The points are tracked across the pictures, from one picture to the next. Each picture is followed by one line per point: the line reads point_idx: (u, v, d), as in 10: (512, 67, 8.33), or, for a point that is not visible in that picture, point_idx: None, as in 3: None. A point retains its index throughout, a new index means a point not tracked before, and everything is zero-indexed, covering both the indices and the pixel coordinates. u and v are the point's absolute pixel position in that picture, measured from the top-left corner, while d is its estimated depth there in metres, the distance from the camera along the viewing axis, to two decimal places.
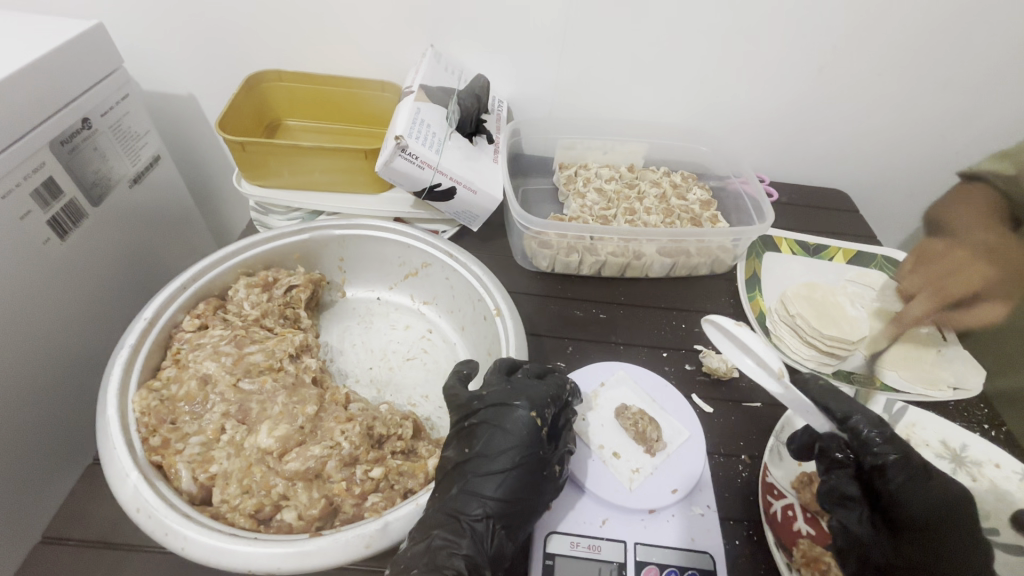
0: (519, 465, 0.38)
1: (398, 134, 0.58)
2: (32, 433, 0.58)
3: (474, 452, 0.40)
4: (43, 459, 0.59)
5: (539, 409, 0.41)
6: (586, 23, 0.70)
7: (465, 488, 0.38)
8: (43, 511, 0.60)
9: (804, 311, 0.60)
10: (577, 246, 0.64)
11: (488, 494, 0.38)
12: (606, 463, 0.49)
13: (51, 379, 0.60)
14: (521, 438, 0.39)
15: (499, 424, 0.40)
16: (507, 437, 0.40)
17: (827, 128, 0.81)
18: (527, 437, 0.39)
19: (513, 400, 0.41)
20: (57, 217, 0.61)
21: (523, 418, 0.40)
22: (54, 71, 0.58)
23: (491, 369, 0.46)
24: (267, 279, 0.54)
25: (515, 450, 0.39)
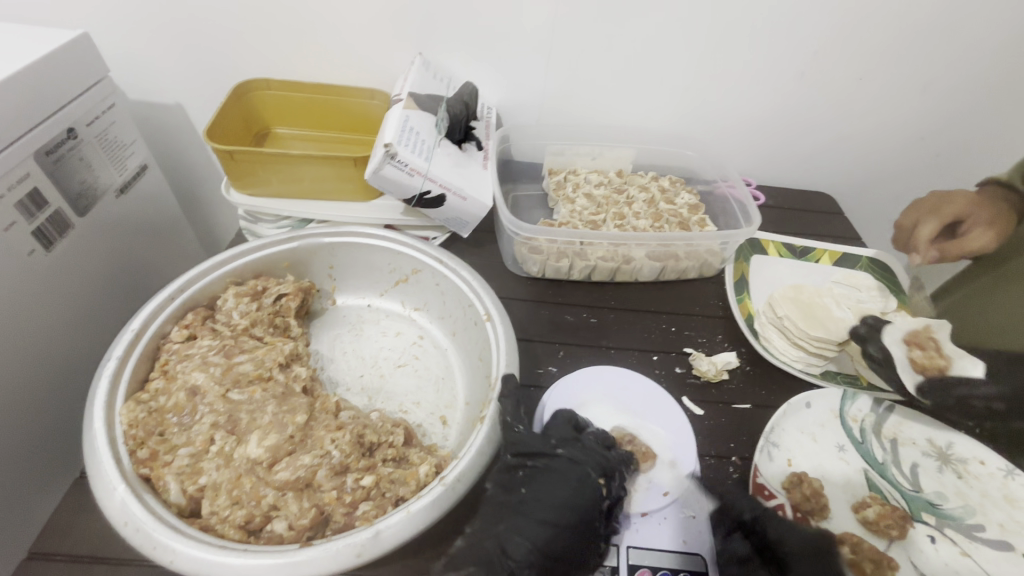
0: (576, 527, 0.39)
1: (387, 142, 0.58)
2: (14, 449, 0.57)
3: (529, 495, 0.41)
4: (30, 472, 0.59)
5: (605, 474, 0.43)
6: (572, 32, 0.71)
7: (514, 535, 0.38)
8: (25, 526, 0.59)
9: (791, 313, 0.60)
10: (567, 251, 0.65)
11: (538, 550, 0.38)
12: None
13: (35, 393, 0.59)
14: (583, 498, 0.41)
15: (566, 483, 0.41)
16: (566, 494, 0.41)
17: (810, 132, 0.83)
18: (591, 502, 0.41)
19: (583, 460, 0.43)
20: (42, 228, 0.61)
21: (593, 484, 0.42)
22: (41, 80, 0.59)
23: (562, 421, 0.47)
24: (256, 288, 0.53)
25: (574, 511, 0.40)
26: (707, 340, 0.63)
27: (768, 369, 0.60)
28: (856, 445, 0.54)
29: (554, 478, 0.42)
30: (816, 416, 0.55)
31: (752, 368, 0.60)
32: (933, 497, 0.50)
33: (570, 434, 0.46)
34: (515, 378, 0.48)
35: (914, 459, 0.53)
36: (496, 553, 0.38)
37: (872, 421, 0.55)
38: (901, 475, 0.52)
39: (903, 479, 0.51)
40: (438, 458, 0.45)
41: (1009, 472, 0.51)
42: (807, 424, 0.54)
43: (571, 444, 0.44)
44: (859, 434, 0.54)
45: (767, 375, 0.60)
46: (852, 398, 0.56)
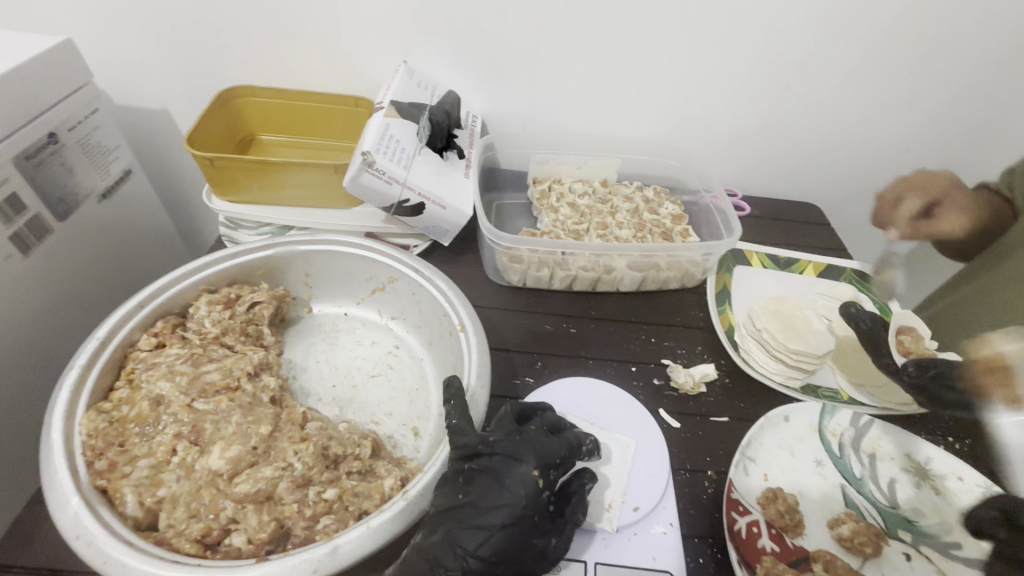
0: (515, 523, 0.38)
1: (365, 150, 0.58)
2: None
3: (468, 500, 0.39)
4: None
5: (544, 468, 0.42)
6: (556, 42, 0.71)
7: (456, 538, 0.37)
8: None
9: (771, 325, 0.59)
10: (547, 261, 0.64)
11: (482, 553, 0.37)
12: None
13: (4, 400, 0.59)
14: (522, 492, 0.40)
15: (504, 481, 0.40)
16: (505, 490, 0.40)
17: (795, 143, 0.83)
18: (529, 496, 0.40)
19: (521, 455, 0.42)
20: (20, 233, 0.61)
21: (530, 479, 0.40)
22: (21, 87, 0.59)
23: (501, 415, 0.46)
24: (229, 296, 0.53)
25: (514, 507, 0.39)
26: (687, 351, 0.63)
27: (747, 382, 0.60)
28: (834, 460, 0.53)
29: (492, 479, 0.40)
30: (794, 430, 0.54)
31: (731, 381, 0.60)
32: (911, 513, 0.50)
33: (509, 426, 0.44)
34: (486, 390, 0.47)
35: (892, 474, 0.52)
36: (440, 557, 0.37)
37: (851, 436, 0.54)
38: (878, 491, 0.51)
39: (880, 495, 0.51)
40: (406, 471, 0.44)
41: (987, 488, 0.49)
42: (785, 439, 0.54)
43: (510, 438, 0.43)
44: (838, 450, 0.54)
45: (747, 388, 0.59)
46: (832, 413, 0.55)
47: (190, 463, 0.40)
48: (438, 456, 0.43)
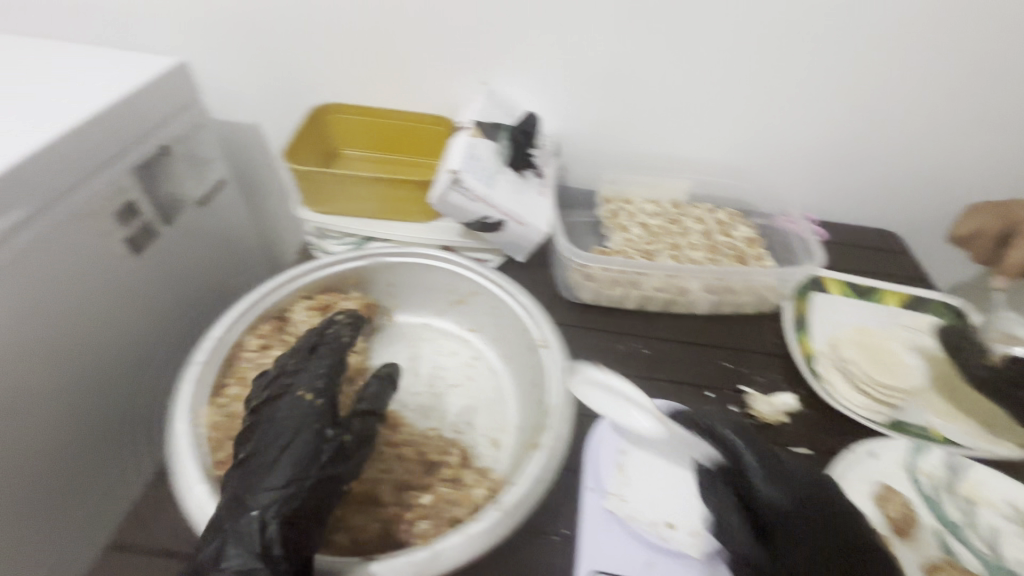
0: (291, 451, 0.39)
1: (453, 168, 0.61)
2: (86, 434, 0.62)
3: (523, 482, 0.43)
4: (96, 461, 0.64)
5: (313, 390, 0.43)
6: (632, 64, 0.73)
7: (259, 469, 0.39)
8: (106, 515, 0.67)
9: (857, 357, 0.59)
10: (621, 280, 0.65)
11: (271, 483, 0.37)
12: (605, 499, 0.47)
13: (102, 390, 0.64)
14: (307, 426, 0.40)
15: (275, 417, 0.41)
16: (293, 425, 0.41)
17: (877, 167, 0.80)
18: (303, 421, 0.41)
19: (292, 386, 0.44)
20: (133, 236, 0.67)
21: (298, 399, 0.42)
22: (141, 103, 0.65)
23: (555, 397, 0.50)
24: (324, 304, 0.57)
25: (293, 434, 0.40)
26: (764, 380, 0.61)
27: (830, 414, 0.58)
28: (927, 503, 0.51)
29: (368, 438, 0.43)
30: (883, 468, 0.52)
31: (812, 412, 0.58)
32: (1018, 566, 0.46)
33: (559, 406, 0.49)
34: (571, 406, 0.48)
35: (993, 523, 0.49)
36: (242, 496, 0.37)
37: (943, 477, 0.52)
38: (977, 539, 0.48)
39: (980, 543, 0.48)
40: (492, 481, 0.45)
41: None
42: (870, 474, 0.52)
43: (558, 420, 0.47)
44: (931, 491, 0.51)
45: (830, 421, 0.57)
46: (920, 451, 0.53)
47: (245, 415, 0.44)
48: (525, 468, 0.44)
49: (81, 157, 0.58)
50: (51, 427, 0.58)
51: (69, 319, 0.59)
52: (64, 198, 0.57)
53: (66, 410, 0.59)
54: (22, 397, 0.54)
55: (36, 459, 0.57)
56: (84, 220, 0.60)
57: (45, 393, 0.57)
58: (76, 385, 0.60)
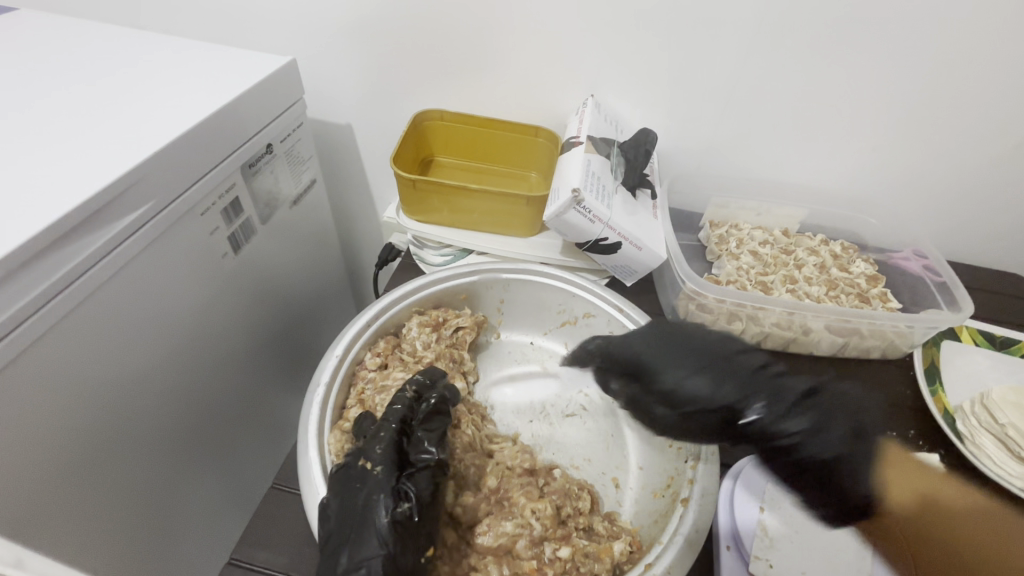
0: (363, 525, 0.35)
1: (575, 187, 0.57)
2: (178, 429, 0.62)
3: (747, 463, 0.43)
4: (181, 462, 0.64)
5: (382, 456, 0.39)
6: (756, 85, 0.68)
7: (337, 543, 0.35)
8: (193, 511, 0.67)
9: (1019, 422, 0.52)
10: (740, 313, 0.60)
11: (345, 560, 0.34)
12: (748, 562, 0.43)
13: (192, 389, 0.63)
14: (373, 498, 0.36)
15: (340, 491, 0.38)
16: (363, 496, 0.37)
17: (1015, 206, 0.73)
18: (367, 499, 0.36)
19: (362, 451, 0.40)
20: (235, 234, 0.66)
21: (364, 469, 0.38)
22: (255, 102, 0.64)
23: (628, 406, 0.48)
24: (437, 319, 0.54)
25: (362, 509, 0.36)
26: (899, 435, 0.56)
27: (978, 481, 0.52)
28: None
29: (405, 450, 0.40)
30: None
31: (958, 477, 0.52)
32: None
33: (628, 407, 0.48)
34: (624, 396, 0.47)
35: None
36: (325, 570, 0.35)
37: None
38: None
39: None
40: (629, 534, 0.43)
41: None
42: None
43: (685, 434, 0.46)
44: None
45: (979, 488, 0.52)
46: None
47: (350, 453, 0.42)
48: (672, 527, 0.41)
49: (202, 155, 0.57)
50: (149, 422, 0.58)
51: (172, 319, 0.58)
52: (183, 195, 0.56)
53: (159, 408, 0.59)
54: (127, 394, 0.54)
55: (138, 455, 0.57)
56: (196, 219, 0.59)
57: (147, 390, 0.57)
58: (171, 384, 0.60)
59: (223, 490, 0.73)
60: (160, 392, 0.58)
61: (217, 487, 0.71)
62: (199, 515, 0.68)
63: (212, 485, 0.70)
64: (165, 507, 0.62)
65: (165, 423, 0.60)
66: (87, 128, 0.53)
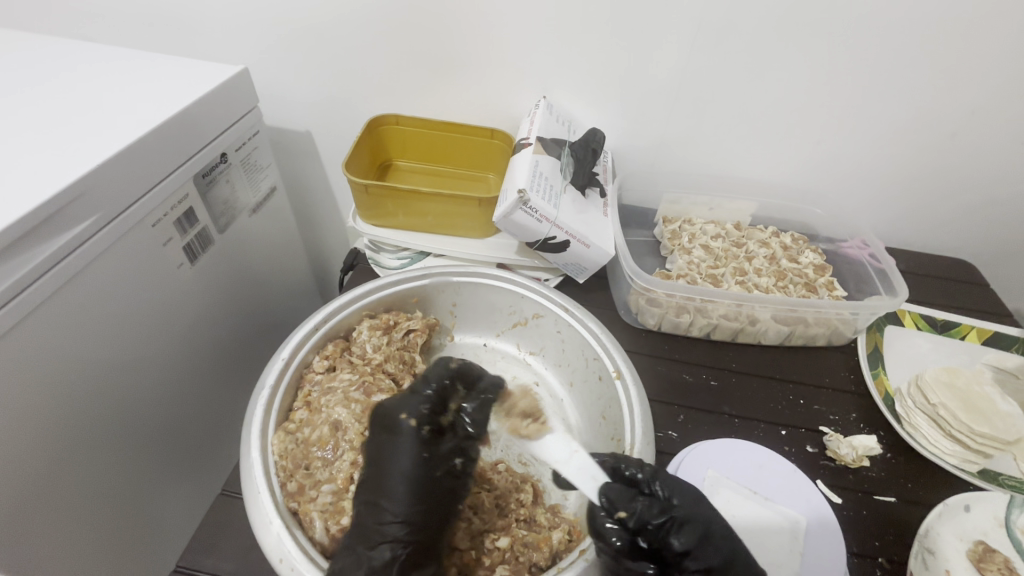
0: (409, 482, 0.40)
1: (521, 188, 0.58)
2: (138, 441, 0.62)
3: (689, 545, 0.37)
4: (141, 474, 0.63)
5: (419, 414, 0.43)
6: (702, 82, 0.70)
7: (380, 497, 0.39)
8: (156, 518, 0.67)
9: (949, 402, 0.54)
10: (688, 306, 0.62)
11: (394, 515, 0.39)
12: None
13: (152, 398, 0.63)
14: (418, 452, 0.41)
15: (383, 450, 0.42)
16: (410, 453, 0.41)
17: (954, 194, 0.76)
18: (414, 456, 0.41)
19: (395, 408, 0.44)
20: (191, 244, 0.67)
21: (402, 426, 0.42)
22: (207, 113, 0.64)
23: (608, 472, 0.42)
24: (388, 322, 0.55)
25: (409, 470, 0.40)
26: (840, 419, 0.58)
27: (914, 459, 0.54)
28: None
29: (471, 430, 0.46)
30: (978, 523, 0.49)
31: (894, 457, 0.54)
32: None
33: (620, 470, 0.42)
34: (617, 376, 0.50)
35: None
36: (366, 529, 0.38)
37: None
38: None
39: None
40: (568, 523, 0.44)
41: None
42: (967, 531, 0.48)
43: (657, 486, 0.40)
44: None
45: (915, 466, 0.54)
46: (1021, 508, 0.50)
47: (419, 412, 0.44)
48: None
49: (149, 167, 0.57)
50: (105, 435, 0.57)
51: (127, 332, 0.58)
52: (131, 207, 0.56)
53: (116, 421, 0.59)
54: (82, 409, 0.54)
55: (94, 469, 0.57)
56: (148, 230, 0.59)
57: (102, 406, 0.56)
58: (129, 396, 0.60)
59: (187, 497, 0.73)
60: (119, 404, 0.59)
61: (180, 496, 0.71)
62: (161, 524, 0.68)
63: (175, 494, 0.70)
64: (124, 520, 0.62)
65: (122, 436, 0.60)
66: (24, 142, 0.52)
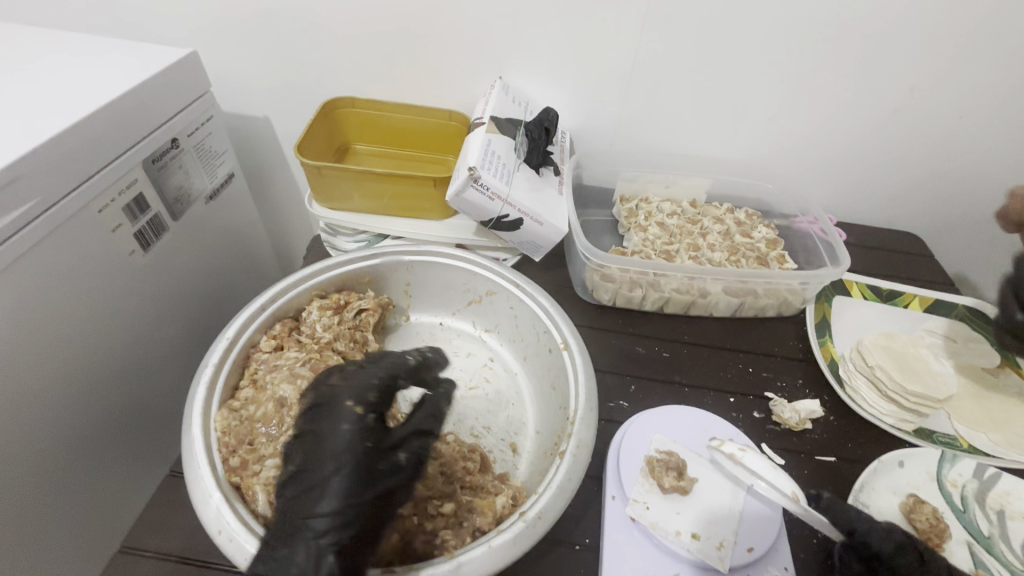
0: (347, 473, 0.37)
1: (472, 165, 0.58)
2: (94, 434, 0.61)
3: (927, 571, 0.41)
4: (99, 468, 0.62)
5: (365, 402, 0.42)
6: (654, 61, 0.70)
7: (314, 489, 0.37)
8: (118, 509, 0.67)
9: (885, 363, 0.57)
10: (640, 281, 0.63)
11: (326, 507, 0.36)
12: (628, 507, 0.46)
13: (105, 391, 0.62)
14: (358, 440, 0.39)
15: (321, 432, 0.40)
16: (349, 440, 0.39)
17: (900, 168, 0.78)
18: (352, 442, 0.39)
19: (339, 396, 0.42)
20: (143, 230, 0.65)
21: (346, 413, 0.40)
22: (155, 96, 0.63)
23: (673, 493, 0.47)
24: (339, 302, 0.55)
25: (344, 455, 0.38)
26: (787, 385, 0.60)
27: (855, 421, 0.57)
28: (958, 514, 0.49)
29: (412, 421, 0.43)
30: (910, 476, 0.51)
31: (836, 420, 0.57)
32: None
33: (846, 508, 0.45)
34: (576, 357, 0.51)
35: None
36: (291, 522, 0.36)
37: (975, 488, 0.51)
38: (1012, 553, 0.47)
39: (1016, 557, 0.47)
40: (513, 489, 0.46)
41: None
42: (900, 485, 0.51)
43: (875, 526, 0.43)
44: (960, 502, 0.50)
45: (854, 427, 0.56)
46: (952, 462, 0.52)
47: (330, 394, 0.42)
48: (550, 477, 0.43)
49: (92, 150, 0.55)
50: (58, 427, 0.56)
51: (76, 322, 0.57)
52: (75, 192, 0.54)
53: (69, 414, 0.57)
54: (30, 401, 0.52)
55: (48, 459, 0.55)
56: (93, 216, 0.57)
57: (53, 397, 0.55)
58: (81, 389, 0.58)
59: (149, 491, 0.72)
60: (72, 398, 0.57)
61: (143, 488, 0.71)
62: (122, 513, 0.68)
63: (137, 484, 0.69)
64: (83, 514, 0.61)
65: (76, 429, 0.58)
66: None
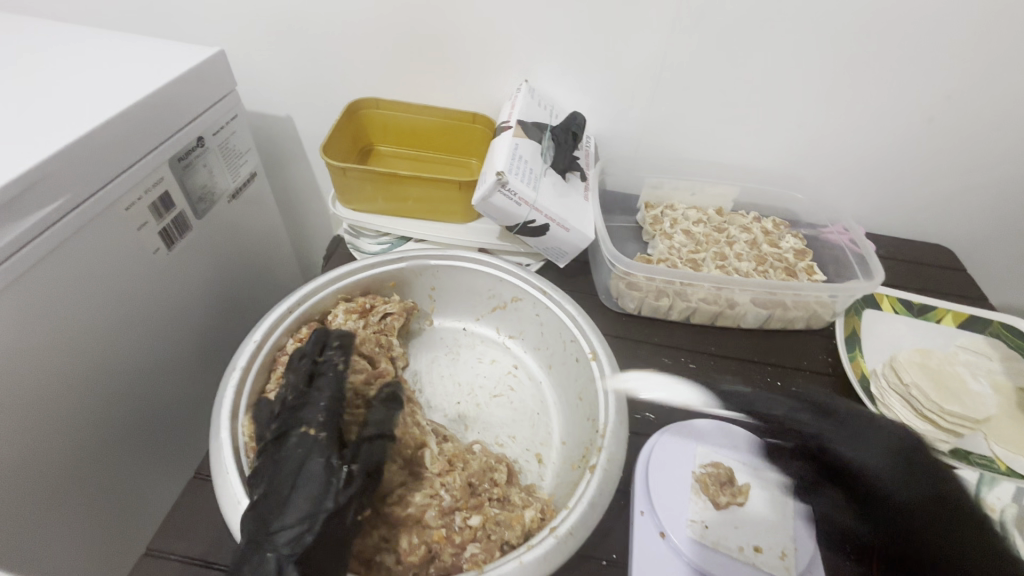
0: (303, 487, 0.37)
1: (499, 170, 0.58)
2: (116, 431, 0.61)
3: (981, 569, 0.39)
4: (121, 464, 0.62)
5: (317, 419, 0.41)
6: (682, 66, 0.69)
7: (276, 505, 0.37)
8: (139, 506, 0.67)
9: (920, 381, 0.56)
10: (667, 290, 0.62)
11: (290, 520, 0.36)
12: (659, 523, 0.45)
13: (128, 388, 0.62)
14: (314, 457, 0.38)
15: (280, 456, 0.39)
16: (308, 457, 0.39)
17: (933, 179, 0.76)
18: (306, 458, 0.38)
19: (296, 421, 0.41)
20: (167, 229, 0.65)
21: (303, 434, 0.40)
22: (182, 94, 0.63)
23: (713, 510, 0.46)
24: (364, 306, 0.55)
25: (301, 471, 0.38)
26: None
27: None
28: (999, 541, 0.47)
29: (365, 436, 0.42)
30: None
31: None
32: None
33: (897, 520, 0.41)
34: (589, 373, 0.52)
35: None
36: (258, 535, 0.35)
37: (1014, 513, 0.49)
38: None
39: None
40: (541, 502, 0.45)
41: None
42: None
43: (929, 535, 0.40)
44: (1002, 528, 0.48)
45: None
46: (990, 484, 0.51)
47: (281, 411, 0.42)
48: (580, 491, 0.42)
49: (121, 148, 0.55)
50: (83, 424, 0.56)
51: (102, 320, 0.57)
52: (103, 190, 0.54)
53: (93, 412, 0.57)
54: (55, 399, 0.52)
55: (75, 457, 0.56)
56: (121, 213, 0.57)
57: (79, 394, 0.55)
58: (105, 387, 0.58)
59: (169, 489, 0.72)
60: (96, 395, 0.57)
61: (163, 487, 0.71)
62: (145, 509, 0.68)
63: (159, 480, 0.69)
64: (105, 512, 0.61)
65: (100, 426, 0.58)
66: None
